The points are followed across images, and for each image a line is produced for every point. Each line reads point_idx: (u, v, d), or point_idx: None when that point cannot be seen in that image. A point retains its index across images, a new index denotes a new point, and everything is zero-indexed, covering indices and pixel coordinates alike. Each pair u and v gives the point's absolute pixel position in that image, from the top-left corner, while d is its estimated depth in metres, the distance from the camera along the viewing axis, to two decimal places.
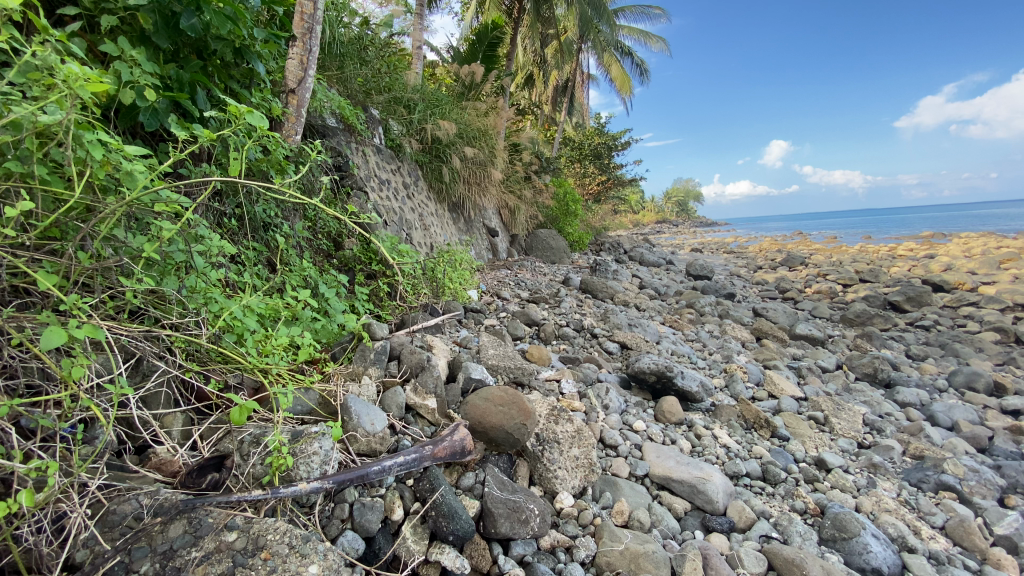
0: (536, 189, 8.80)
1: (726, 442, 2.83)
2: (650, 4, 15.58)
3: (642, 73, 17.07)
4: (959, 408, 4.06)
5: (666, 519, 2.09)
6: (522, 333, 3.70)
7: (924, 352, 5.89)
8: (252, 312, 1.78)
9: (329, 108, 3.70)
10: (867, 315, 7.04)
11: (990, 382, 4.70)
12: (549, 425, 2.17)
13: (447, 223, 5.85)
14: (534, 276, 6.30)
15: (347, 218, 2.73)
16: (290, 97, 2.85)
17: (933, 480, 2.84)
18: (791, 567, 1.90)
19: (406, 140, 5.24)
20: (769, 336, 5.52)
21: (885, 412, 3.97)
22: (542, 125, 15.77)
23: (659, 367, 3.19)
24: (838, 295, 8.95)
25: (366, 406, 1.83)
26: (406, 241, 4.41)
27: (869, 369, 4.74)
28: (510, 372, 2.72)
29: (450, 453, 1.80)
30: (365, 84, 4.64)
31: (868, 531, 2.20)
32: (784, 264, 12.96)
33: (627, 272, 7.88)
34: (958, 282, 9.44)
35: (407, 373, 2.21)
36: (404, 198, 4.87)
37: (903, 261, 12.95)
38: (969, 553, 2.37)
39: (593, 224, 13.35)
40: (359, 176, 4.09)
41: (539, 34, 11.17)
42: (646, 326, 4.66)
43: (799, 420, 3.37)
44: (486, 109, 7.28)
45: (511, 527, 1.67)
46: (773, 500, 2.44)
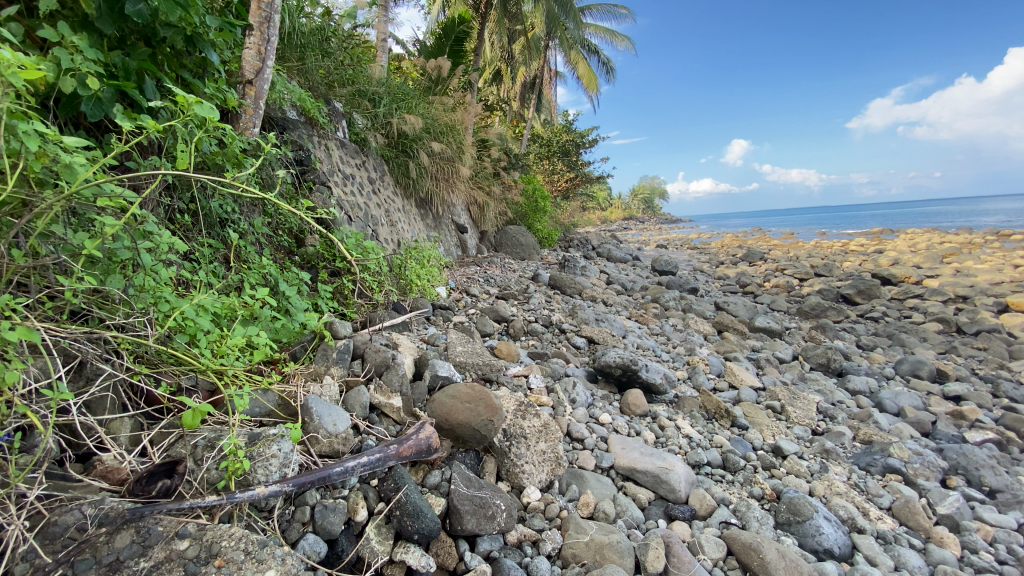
0: (504, 185, 8.82)
1: (688, 433, 2.91)
2: (616, 3, 15.76)
3: (608, 71, 17.31)
4: (905, 395, 4.30)
5: (630, 510, 2.13)
6: (491, 330, 3.70)
7: (873, 342, 6.21)
8: (205, 311, 1.72)
9: (288, 100, 3.59)
10: (821, 308, 7.37)
11: (932, 370, 5.00)
12: (516, 420, 2.18)
13: (415, 219, 5.78)
14: (502, 272, 6.30)
15: (307, 214, 2.67)
16: (247, 89, 2.75)
17: (880, 464, 3.00)
18: (748, 552, 1.96)
19: (371, 134, 5.15)
20: (730, 329, 5.71)
21: (837, 400, 4.16)
22: (510, 121, 15.76)
23: (624, 360, 3.25)
24: (794, 289, 9.32)
25: (327, 406, 1.79)
26: (372, 238, 4.33)
27: (823, 359, 4.97)
28: (478, 369, 2.73)
29: (415, 452, 1.78)
30: (326, 76, 4.53)
31: (821, 514, 2.29)
32: (744, 260, 13.40)
33: (594, 268, 7.98)
34: (904, 275, 9.98)
35: (371, 371, 2.17)
36: (369, 193, 4.79)
37: (854, 257, 13.57)
38: (914, 532, 2.52)
39: (562, 220, 13.46)
40: (322, 171, 3.99)
41: (506, 29, 11.12)
42: (612, 321, 4.73)
43: (758, 410, 3.50)
44: (454, 104, 7.22)
45: (477, 523, 1.67)
46: (732, 487, 2.53)
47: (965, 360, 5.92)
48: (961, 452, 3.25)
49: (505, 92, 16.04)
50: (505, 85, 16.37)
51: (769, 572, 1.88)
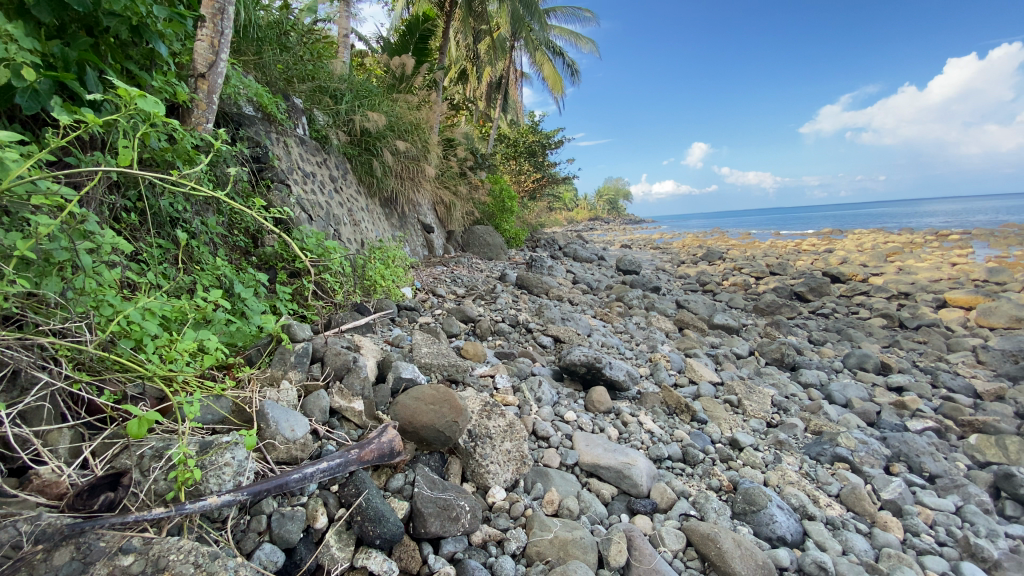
0: (470, 185, 8.79)
1: (650, 428, 2.98)
2: (579, 6, 15.97)
3: (572, 73, 17.53)
4: (852, 387, 4.54)
5: (594, 505, 2.16)
6: (457, 330, 3.67)
7: (823, 337, 6.52)
8: (153, 315, 1.65)
9: (245, 95, 3.47)
10: (775, 305, 7.69)
11: (876, 362, 5.29)
12: (481, 421, 2.17)
13: (379, 218, 5.68)
14: (470, 272, 6.28)
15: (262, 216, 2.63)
16: (200, 83, 2.64)
17: (829, 453, 3.15)
18: (706, 542, 2.02)
19: (333, 131, 5.04)
20: (690, 326, 5.88)
21: (790, 393, 4.35)
22: (476, 121, 15.73)
23: (588, 358, 3.30)
24: (751, 287, 9.67)
25: (284, 412, 1.74)
26: (334, 238, 4.23)
27: (777, 354, 5.18)
28: (443, 370, 2.71)
29: (377, 456, 1.75)
30: (285, 71, 4.40)
31: (774, 503, 2.38)
32: (704, 259, 13.82)
33: (561, 268, 8.07)
34: (852, 274, 10.52)
35: (331, 375, 2.11)
36: (331, 192, 4.68)
37: (807, 256, 14.19)
38: (860, 517, 2.65)
39: (529, 220, 13.52)
40: (280, 169, 3.88)
41: (471, 29, 11.08)
42: (577, 320, 4.78)
43: (716, 404, 3.62)
44: (419, 102, 7.15)
45: (441, 525, 1.66)
46: (692, 480, 2.61)
47: (906, 353, 6.28)
48: (903, 440, 3.45)
49: (470, 91, 16.00)
50: (470, 84, 16.33)
51: (726, 561, 1.94)
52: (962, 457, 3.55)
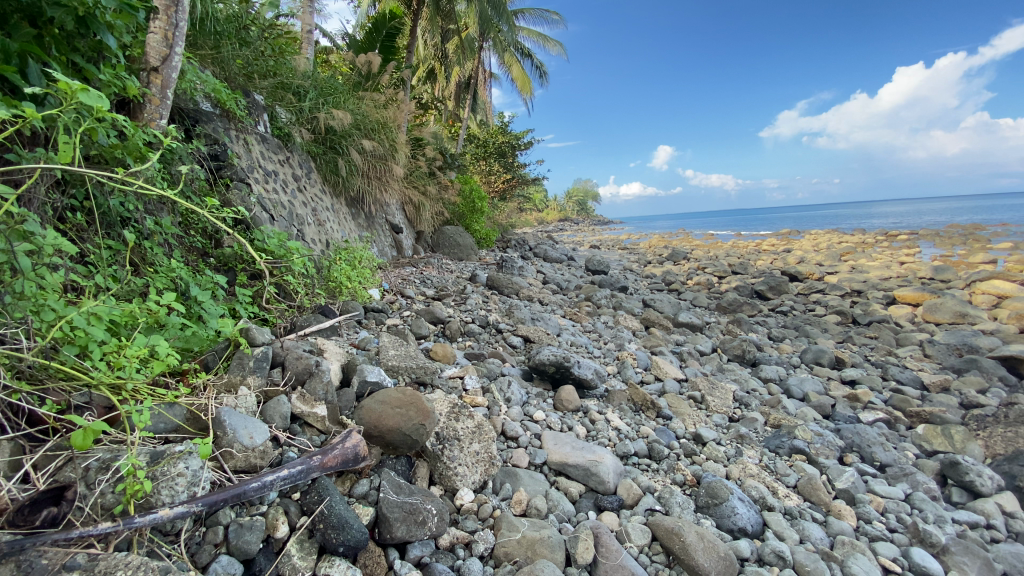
0: (439, 184, 8.74)
1: (617, 425, 3.03)
2: (547, 9, 16.10)
3: (540, 75, 17.65)
4: (809, 381, 4.73)
5: (562, 504, 2.17)
6: (426, 332, 3.63)
7: (782, 334, 6.76)
8: (99, 320, 1.57)
9: (201, 90, 3.34)
10: (737, 303, 7.93)
11: (831, 357, 5.53)
12: (449, 423, 2.15)
13: (345, 219, 5.57)
14: (439, 273, 6.22)
15: (209, 212, 2.60)
16: (153, 77, 2.52)
17: (787, 446, 3.27)
18: (671, 536, 2.07)
19: (296, 129, 4.92)
20: (656, 325, 6.01)
21: (751, 388, 4.50)
22: (445, 121, 15.65)
23: (557, 357, 3.33)
24: (714, 286, 9.95)
25: (243, 419, 1.69)
26: (298, 239, 4.12)
27: (738, 350, 5.35)
28: (412, 372, 2.67)
29: (341, 461, 1.71)
30: (245, 66, 4.25)
31: (735, 496, 2.45)
32: (670, 259, 14.15)
33: (531, 269, 8.11)
34: (809, 272, 10.96)
35: (292, 380, 2.06)
36: (294, 190, 4.56)
37: (767, 256, 14.70)
38: (816, 506, 2.76)
39: (500, 221, 13.53)
40: (240, 167, 3.75)
41: (439, 28, 11.01)
42: (547, 320, 4.81)
43: (681, 400, 3.71)
44: (386, 101, 7.05)
45: (407, 530, 1.64)
46: (657, 475, 2.66)
47: (859, 348, 6.58)
48: (856, 432, 3.62)
49: (439, 91, 15.91)
50: (439, 84, 16.23)
51: (690, 554, 1.98)
52: (910, 446, 3.74)
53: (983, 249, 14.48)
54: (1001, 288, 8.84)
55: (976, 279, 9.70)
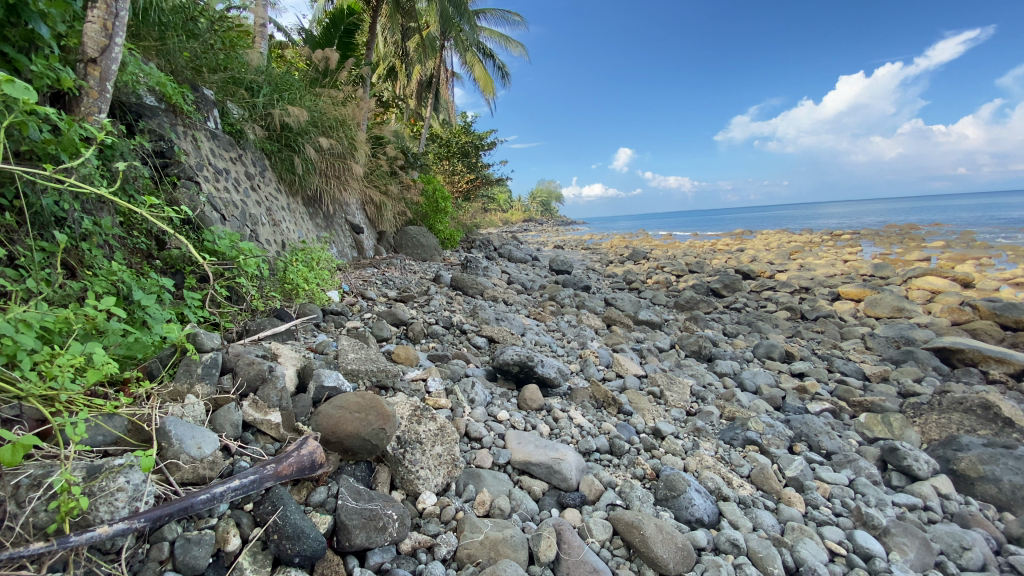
0: (401, 184, 8.62)
1: (580, 422, 3.07)
2: (509, 10, 16.15)
3: (503, 76, 17.69)
4: (761, 374, 4.93)
5: (525, 502, 2.18)
6: (388, 334, 3.58)
7: (736, 330, 7.03)
8: (30, 328, 1.47)
9: (145, 84, 3.15)
10: (694, 301, 8.19)
11: (782, 351, 5.79)
12: (410, 426, 2.13)
13: (303, 219, 5.42)
14: (402, 274, 6.13)
15: (152, 213, 2.47)
16: (90, 69, 2.37)
17: (741, 437, 3.40)
18: (631, 529, 2.11)
19: (248, 125, 4.74)
20: (617, 323, 6.12)
21: (707, 382, 4.66)
22: (407, 119, 15.45)
23: (521, 357, 3.35)
24: (673, 284, 10.23)
25: (190, 429, 1.61)
26: (252, 240, 3.98)
27: (695, 346, 5.52)
28: (372, 376, 2.62)
29: (297, 469, 1.66)
30: (193, 60, 4.03)
31: (693, 488, 2.53)
32: (630, 258, 14.45)
33: (496, 269, 8.11)
34: (761, 270, 11.44)
35: (244, 387, 1.98)
36: (247, 189, 4.40)
37: (723, 254, 15.25)
38: (768, 494, 2.87)
39: (464, 220, 13.46)
40: (188, 164, 3.58)
41: (399, 25, 10.87)
42: (511, 319, 4.82)
43: (641, 396, 3.80)
44: (345, 98, 6.89)
45: (367, 537, 1.62)
46: (618, 470, 2.72)
47: (807, 341, 6.92)
48: (804, 422, 3.80)
49: (400, 89, 15.71)
50: (400, 82, 16.01)
51: (649, 547, 2.03)
52: (853, 434, 3.95)
53: (917, 248, 15.51)
54: (934, 285, 9.47)
55: (912, 276, 10.36)
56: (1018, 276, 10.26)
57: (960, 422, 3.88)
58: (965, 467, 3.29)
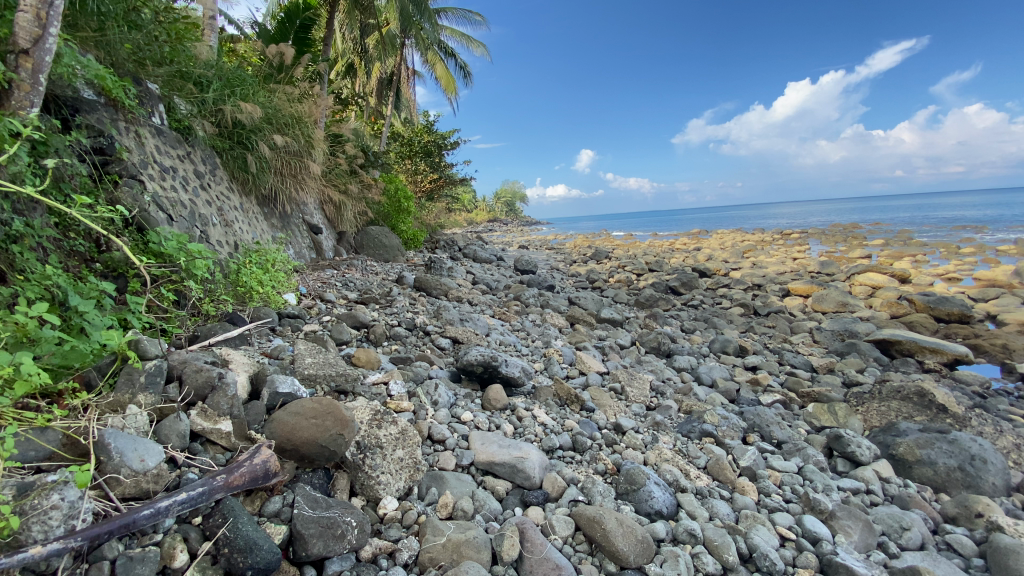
0: (361, 183, 8.44)
1: (543, 420, 3.09)
2: (470, 9, 16.11)
3: (465, 76, 17.62)
4: (717, 369, 5.11)
5: (488, 503, 2.16)
6: (348, 337, 3.50)
7: (694, 326, 7.25)
8: None
9: (82, 77, 2.96)
10: (654, 298, 8.40)
11: (736, 346, 6.01)
12: (370, 431, 2.09)
13: (257, 219, 5.23)
14: (363, 275, 6.01)
15: (87, 213, 2.33)
16: (22, 60, 2.21)
17: (698, 430, 3.52)
18: (592, 525, 2.14)
19: (197, 121, 4.53)
20: (580, 321, 6.20)
21: (666, 377, 4.79)
22: (367, 117, 15.17)
23: (485, 357, 3.34)
24: (634, 283, 10.45)
25: (131, 441, 1.53)
26: (202, 242, 3.81)
27: (655, 343, 5.67)
28: (331, 381, 2.56)
29: (250, 479, 1.60)
30: (136, 52, 3.80)
31: (652, 481, 2.59)
32: (593, 258, 14.68)
33: (461, 269, 8.07)
34: (716, 268, 11.86)
35: (191, 395, 1.90)
36: (196, 188, 4.20)
37: (682, 253, 15.71)
38: (724, 484, 2.98)
39: (428, 221, 13.31)
40: (130, 162, 3.39)
41: (358, 22, 10.63)
42: (475, 320, 4.80)
43: (603, 392, 3.87)
44: (302, 95, 6.69)
45: (324, 545, 1.58)
46: (581, 466, 2.75)
47: (760, 336, 7.21)
48: (756, 414, 3.96)
49: (360, 87, 15.43)
50: (359, 79, 15.69)
51: (610, 541, 2.07)
52: (802, 423, 4.15)
53: (860, 246, 16.43)
54: (874, 280, 10.06)
55: (855, 272, 10.97)
56: (950, 272, 11.02)
57: (899, 409, 4.13)
58: (904, 451, 3.51)
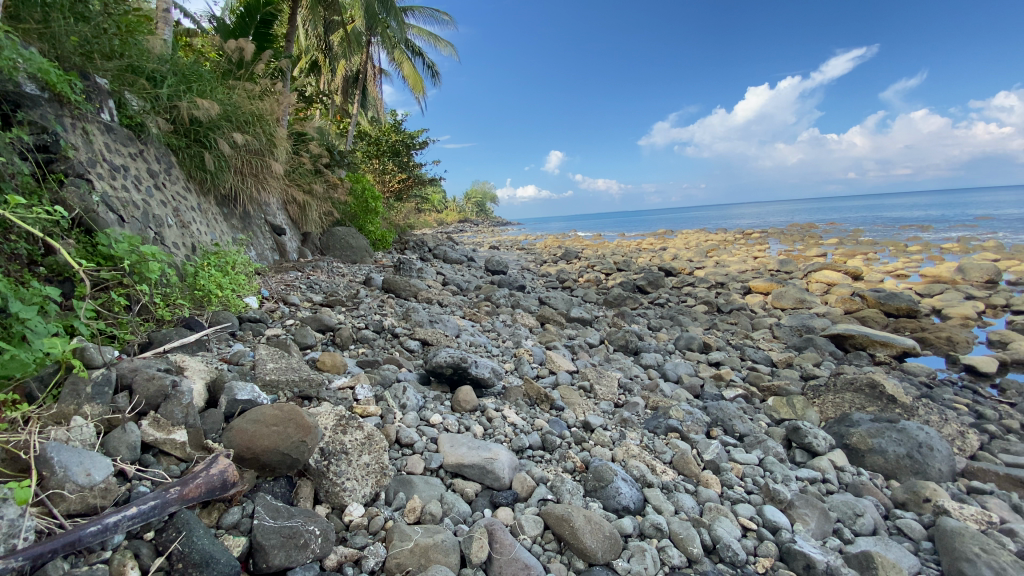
0: (327, 183, 8.26)
1: (513, 420, 3.10)
2: (437, 8, 16.01)
3: (433, 75, 17.49)
4: (682, 365, 5.23)
5: (458, 505, 2.14)
6: (313, 341, 3.42)
7: (660, 324, 7.41)
8: None
9: (24, 70, 2.79)
10: (622, 298, 8.54)
11: (700, 343, 6.17)
12: (335, 437, 2.05)
13: (216, 220, 5.05)
14: (329, 277, 5.89)
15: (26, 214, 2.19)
16: None
17: (664, 426, 3.59)
18: (561, 523, 2.15)
19: (151, 118, 4.34)
20: (550, 321, 6.24)
21: (633, 374, 4.87)
22: (333, 116, 14.87)
23: (454, 359, 3.32)
24: (602, 282, 10.60)
25: (76, 455, 1.46)
26: (156, 244, 3.65)
27: (622, 341, 5.76)
28: (294, 386, 2.50)
29: (206, 490, 1.55)
30: (83, 45, 3.60)
31: (620, 477, 2.63)
32: (563, 258, 14.82)
33: (431, 270, 7.99)
34: (682, 267, 12.15)
35: (143, 405, 1.82)
36: (149, 188, 4.02)
37: (648, 253, 16.04)
38: (689, 478, 3.05)
39: (396, 221, 13.15)
40: (77, 160, 3.22)
41: (321, 18, 10.40)
42: (445, 320, 4.77)
43: (572, 391, 3.91)
44: (264, 92, 6.50)
45: (286, 556, 1.54)
46: (550, 465, 2.77)
47: (723, 332, 7.43)
48: (719, 408, 4.08)
49: (325, 85, 15.11)
50: (324, 77, 15.35)
51: (579, 538, 2.08)
52: (763, 416, 4.29)
53: (817, 245, 17.12)
54: (830, 278, 10.51)
55: (811, 271, 11.43)
56: (899, 269, 11.62)
57: (852, 400, 4.33)
58: (857, 441, 3.68)
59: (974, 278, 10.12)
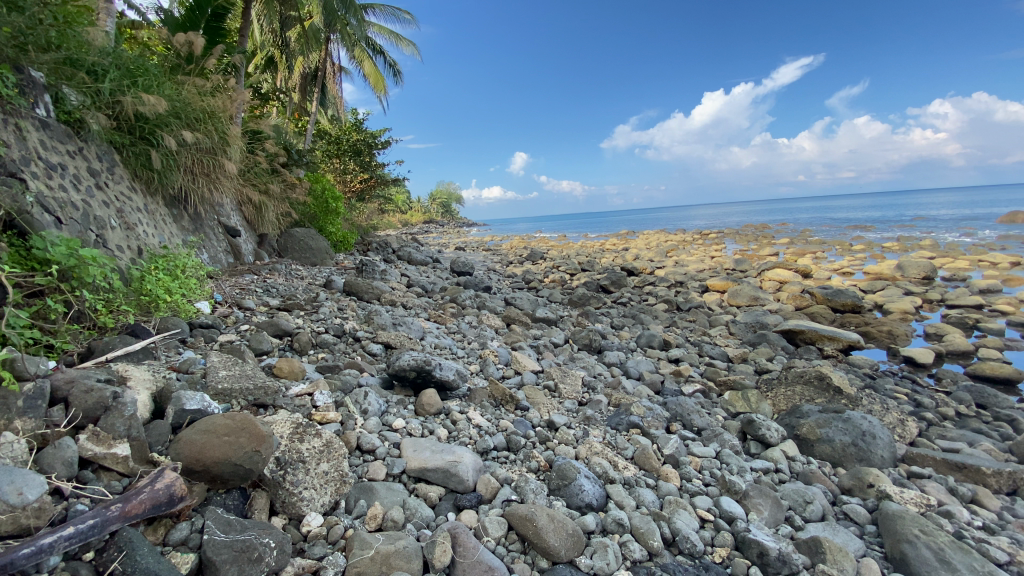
0: (286, 183, 8.02)
1: (477, 422, 3.09)
2: (398, 7, 15.85)
3: (394, 74, 17.28)
4: (643, 362, 5.35)
5: (420, 510, 2.12)
6: (269, 347, 3.31)
7: (623, 322, 7.56)
8: None
9: None
10: (585, 297, 8.66)
11: (660, 341, 6.33)
12: (292, 446, 1.99)
13: (165, 221, 4.81)
14: (287, 280, 5.71)
15: None
16: None
17: (626, 423, 3.67)
18: (524, 523, 2.17)
19: (91, 114, 4.09)
20: (516, 321, 6.27)
21: (597, 372, 4.95)
22: (291, 114, 14.47)
23: (417, 362, 3.29)
24: (567, 282, 10.72)
25: (6, 474, 1.36)
26: (98, 247, 3.45)
27: (586, 340, 5.84)
28: (248, 394, 2.42)
29: (151, 506, 1.48)
30: (16, 36, 3.37)
31: (582, 474, 2.67)
32: (528, 258, 14.91)
33: (394, 272, 7.88)
34: (643, 267, 12.44)
35: (80, 418, 1.72)
36: (90, 188, 3.80)
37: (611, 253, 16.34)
38: (650, 473, 3.12)
39: (358, 222, 12.91)
40: (7, 158, 3.00)
41: (277, 14, 10.09)
42: (409, 323, 4.71)
43: (537, 391, 3.93)
44: (217, 88, 6.25)
45: (238, 570, 1.49)
46: (514, 465, 2.78)
47: (682, 330, 7.65)
48: (679, 404, 4.20)
49: (282, 82, 14.67)
50: (280, 74, 14.89)
51: (542, 537, 2.10)
52: (720, 410, 4.44)
53: (770, 244, 17.87)
54: (781, 276, 10.99)
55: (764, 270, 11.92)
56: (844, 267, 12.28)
57: (802, 393, 4.54)
58: (807, 431, 3.86)
59: (912, 275, 10.80)
